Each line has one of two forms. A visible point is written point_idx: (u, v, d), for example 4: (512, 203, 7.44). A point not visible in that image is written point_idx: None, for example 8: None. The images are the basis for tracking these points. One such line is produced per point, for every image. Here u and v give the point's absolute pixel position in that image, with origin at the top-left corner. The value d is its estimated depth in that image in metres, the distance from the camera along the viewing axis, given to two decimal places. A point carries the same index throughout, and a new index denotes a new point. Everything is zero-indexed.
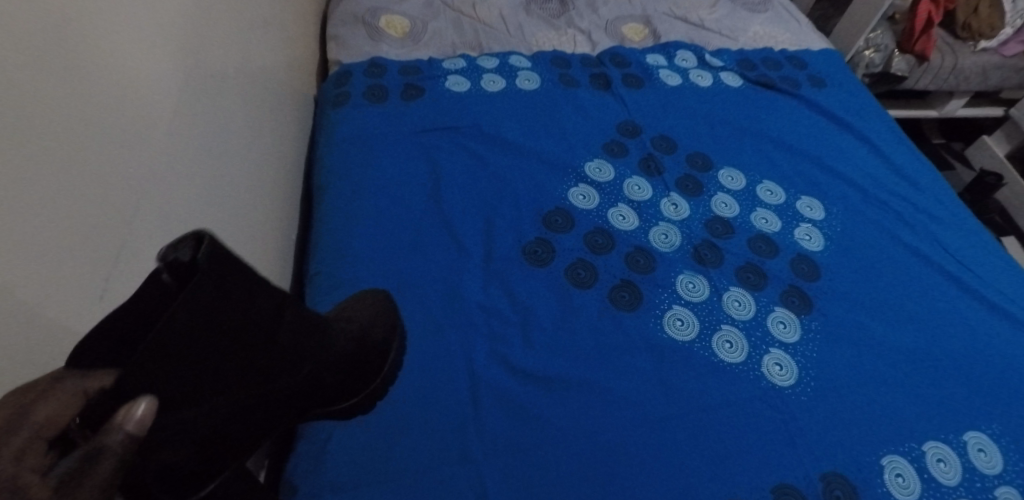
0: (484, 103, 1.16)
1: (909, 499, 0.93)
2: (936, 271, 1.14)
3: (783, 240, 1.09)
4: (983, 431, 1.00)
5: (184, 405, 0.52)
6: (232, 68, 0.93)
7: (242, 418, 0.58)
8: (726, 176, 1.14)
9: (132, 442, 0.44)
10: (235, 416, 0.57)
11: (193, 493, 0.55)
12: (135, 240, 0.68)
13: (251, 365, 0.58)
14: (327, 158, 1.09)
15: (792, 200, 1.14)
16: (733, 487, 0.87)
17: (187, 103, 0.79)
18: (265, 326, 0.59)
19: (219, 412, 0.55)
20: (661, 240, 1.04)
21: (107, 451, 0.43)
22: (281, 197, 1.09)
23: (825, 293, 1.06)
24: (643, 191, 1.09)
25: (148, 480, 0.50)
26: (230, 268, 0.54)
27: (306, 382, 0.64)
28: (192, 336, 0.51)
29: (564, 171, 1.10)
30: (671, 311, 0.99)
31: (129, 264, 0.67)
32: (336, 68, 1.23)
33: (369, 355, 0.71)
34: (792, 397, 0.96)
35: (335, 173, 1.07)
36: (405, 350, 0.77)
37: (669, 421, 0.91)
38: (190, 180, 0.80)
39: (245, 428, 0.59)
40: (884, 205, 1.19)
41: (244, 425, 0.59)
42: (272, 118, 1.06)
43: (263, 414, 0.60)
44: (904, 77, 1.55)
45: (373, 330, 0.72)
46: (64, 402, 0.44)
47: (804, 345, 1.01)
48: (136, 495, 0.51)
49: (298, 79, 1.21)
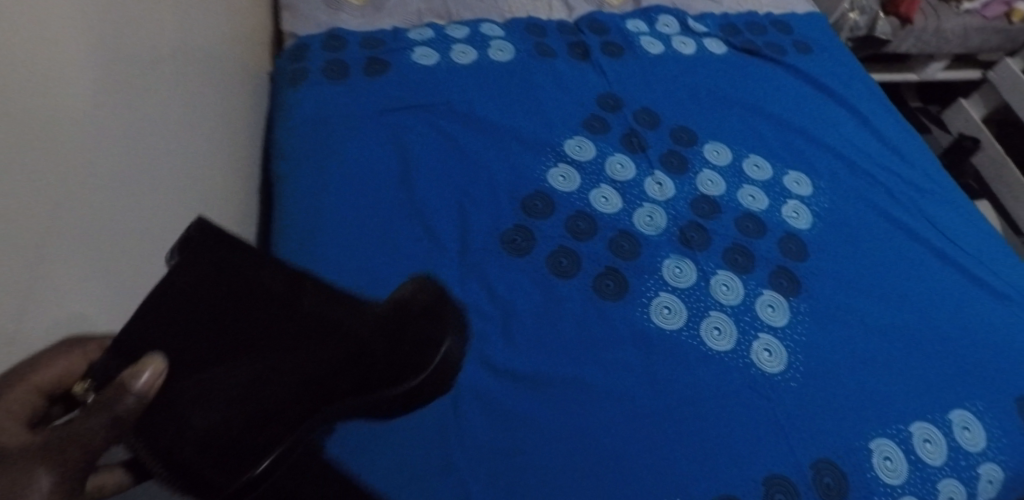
0: (455, 77, 1.07)
1: (897, 482, 0.92)
2: (922, 245, 1.12)
3: (770, 219, 1.05)
4: (968, 408, 0.99)
5: (207, 365, 0.56)
6: (185, 46, 0.84)
7: (279, 380, 0.57)
8: (711, 150, 1.10)
9: (137, 402, 0.50)
10: (268, 377, 0.57)
11: (243, 464, 0.55)
12: (73, 256, 0.57)
13: (276, 327, 0.59)
14: (285, 140, 1.00)
15: (779, 176, 1.10)
16: (724, 481, 0.85)
17: (130, 90, 0.69)
18: (287, 292, 0.61)
19: (244, 372, 0.57)
20: (646, 223, 1.00)
21: (104, 409, 0.49)
22: (236, 183, 1.00)
23: (813, 273, 1.03)
24: (626, 170, 1.04)
25: (181, 439, 0.53)
26: (224, 242, 0.60)
27: (351, 347, 0.60)
28: (191, 301, 0.57)
29: (542, 151, 1.03)
30: (657, 298, 0.94)
31: (78, 284, 0.57)
32: (290, 41, 1.13)
33: (408, 319, 0.62)
34: (781, 384, 0.93)
35: (294, 157, 0.98)
36: (458, 336, 0.63)
37: (657, 415, 0.87)
38: (139, 177, 0.69)
39: (290, 392, 0.57)
40: (873, 178, 1.17)
41: (288, 389, 0.57)
42: (221, 97, 0.96)
43: (310, 379, 0.58)
44: (888, 40, 1.51)
45: (413, 297, 0.63)
46: (73, 359, 0.53)
47: (792, 329, 0.98)
48: (175, 457, 0.53)
49: (248, 52, 1.10)
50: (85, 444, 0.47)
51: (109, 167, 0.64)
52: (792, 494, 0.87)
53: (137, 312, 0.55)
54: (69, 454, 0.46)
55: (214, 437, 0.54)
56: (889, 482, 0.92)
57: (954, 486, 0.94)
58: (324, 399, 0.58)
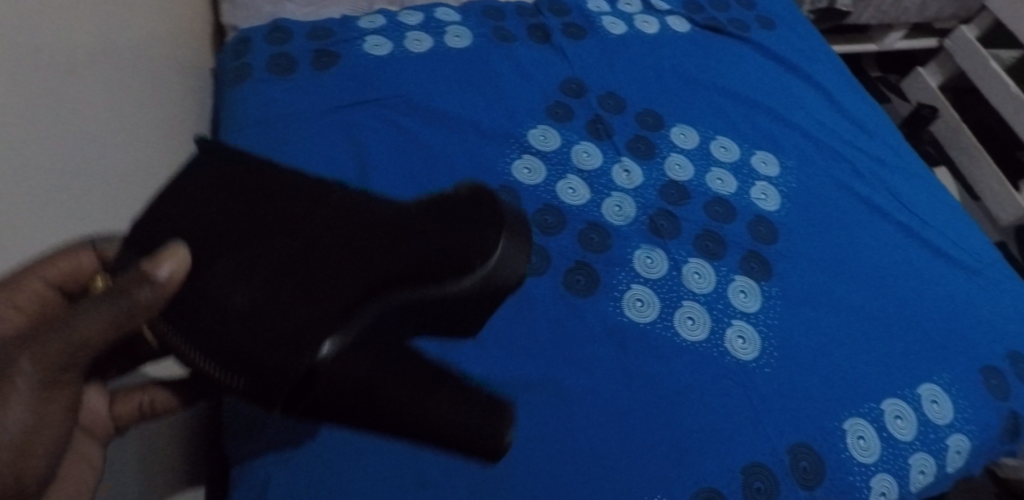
0: (410, 67, 1.02)
1: (869, 460, 0.93)
2: (887, 221, 1.12)
3: (739, 202, 1.04)
4: (936, 382, 1.00)
5: (218, 256, 0.56)
6: (113, 53, 0.78)
7: (305, 260, 0.55)
8: (678, 133, 1.08)
9: (157, 287, 0.52)
10: (295, 258, 0.55)
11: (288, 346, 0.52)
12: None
13: (296, 214, 0.58)
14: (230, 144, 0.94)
15: (746, 157, 1.09)
16: (703, 473, 0.84)
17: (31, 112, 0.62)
18: (304, 186, 0.60)
19: (268, 257, 0.56)
20: (615, 213, 0.98)
21: (125, 294, 0.51)
22: None
23: (783, 255, 1.02)
24: (593, 158, 1.02)
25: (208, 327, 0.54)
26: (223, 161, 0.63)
27: (380, 225, 0.57)
28: (196, 206, 0.59)
29: (505, 142, 1.00)
30: (629, 291, 0.93)
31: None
32: (233, 35, 1.07)
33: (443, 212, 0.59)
34: (756, 371, 0.92)
35: None
36: (501, 222, 0.60)
37: (634, 410, 0.86)
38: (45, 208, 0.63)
39: (322, 269, 0.55)
40: (839, 154, 1.16)
41: (320, 267, 0.55)
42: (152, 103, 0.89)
43: (344, 257, 0.56)
44: (848, 12, 1.52)
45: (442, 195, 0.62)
46: (77, 259, 0.61)
47: (764, 313, 0.97)
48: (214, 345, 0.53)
49: (187, 47, 1.04)
50: (76, 337, 0.51)
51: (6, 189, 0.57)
52: (770, 481, 0.87)
53: (141, 225, 0.59)
54: (87, 336, 0.50)
55: (262, 313, 0.53)
56: (862, 460, 0.92)
57: (924, 459, 0.96)
58: (368, 277, 0.54)
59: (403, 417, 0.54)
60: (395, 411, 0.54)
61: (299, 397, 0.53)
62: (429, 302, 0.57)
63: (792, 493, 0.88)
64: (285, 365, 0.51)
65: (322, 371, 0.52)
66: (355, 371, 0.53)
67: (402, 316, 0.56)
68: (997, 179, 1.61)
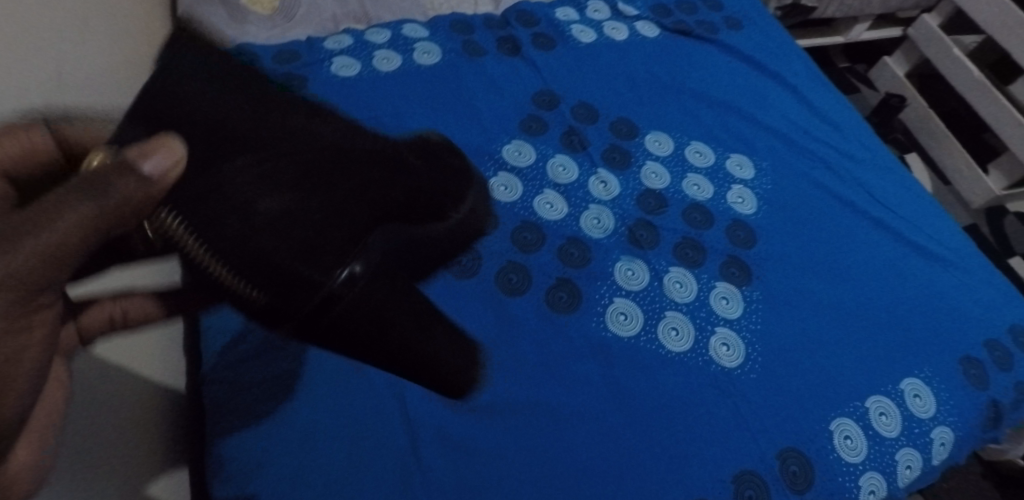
0: (380, 88, 1.02)
1: (857, 460, 0.92)
2: (861, 217, 1.11)
3: (716, 207, 1.05)
4: (917, 376, 0.99)
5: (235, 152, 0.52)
6: (87, 99, 0.77)
7: (323, 176, 0.54)
8: (653, 141, 1.09)
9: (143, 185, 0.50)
10: (312, 171, 0.54)
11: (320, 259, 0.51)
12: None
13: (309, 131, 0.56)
14: None
15: (721, 161, 1.10)
16: (694, 484, 0.84)
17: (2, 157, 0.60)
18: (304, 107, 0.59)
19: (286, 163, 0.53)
20: (593, 225, 0.98)
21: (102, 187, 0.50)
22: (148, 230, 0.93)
23: (763, 259, 1.02)
24: (569, 171, 1.02)
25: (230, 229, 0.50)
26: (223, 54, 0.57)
27: (377, 160, 0.59)
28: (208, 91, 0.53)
29: (480, 159, 0.99)
30: (612, 304, 0.92)
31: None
32: None
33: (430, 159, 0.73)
34: (741, 377, 0.92)
35: None
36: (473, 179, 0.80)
37: (623, 426, 0.85)
38: None
39: (344, 191, 0.54)
40: (811, 153, 1.16)
41: (337, 188, 0.54)
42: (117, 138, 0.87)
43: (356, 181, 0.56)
44: (814, 7, 1.53)
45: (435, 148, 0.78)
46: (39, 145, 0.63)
47: (747, 318, 0.97)
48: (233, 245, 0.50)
49: None
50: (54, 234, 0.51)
51: None
52: (761, 489, 0.87)
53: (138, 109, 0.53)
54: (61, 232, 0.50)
55: (294, 220, 0.51)
56: (850, 460, 0.92)
57: (911, 454, 0.95)
58: (382, 213, 0.57)
59: (404, 354, 0.55)
60: (400, 347, 0.54)
61: (317, 320, 0.52)
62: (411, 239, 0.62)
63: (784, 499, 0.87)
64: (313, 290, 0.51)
65: (345, 295, 0.52)
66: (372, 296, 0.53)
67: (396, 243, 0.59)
68: (966, 162, 1.64)
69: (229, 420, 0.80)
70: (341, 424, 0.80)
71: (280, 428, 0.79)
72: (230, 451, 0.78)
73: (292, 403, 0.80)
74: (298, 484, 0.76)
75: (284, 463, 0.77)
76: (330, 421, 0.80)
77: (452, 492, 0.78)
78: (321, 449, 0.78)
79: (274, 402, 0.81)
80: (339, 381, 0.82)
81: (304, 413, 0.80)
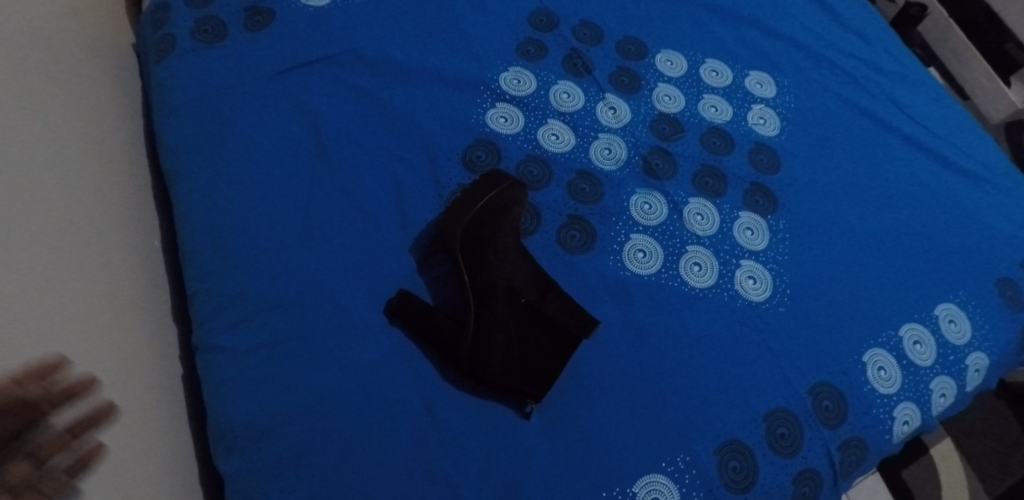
0: (358, 16, 0.93)
1: (891, 391, 0.87)
2: (889, 133, 1.03)
3: (735, 130, 0.97)
4: (953, 301, 0.93)
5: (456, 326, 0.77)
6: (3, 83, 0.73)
7: (493, 316, 0.78)
8: (664, 60, 1.00)
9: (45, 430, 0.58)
10: (489, 316, 0.78)
11: (492, 315, 0.78)
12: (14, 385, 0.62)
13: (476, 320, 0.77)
14: (165, 135, 0.86)
15: (739, 79, 1.01)
16: (724, 426, 0.79)
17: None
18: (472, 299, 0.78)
19: (483, 344, 0.76)
20: (604, 156, 0.90)
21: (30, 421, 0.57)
22: (113, 192, 0.86)
23: (788, 184, 0.95)
24: (575, 98, 0.93)
25: (486, 355, 0.75)
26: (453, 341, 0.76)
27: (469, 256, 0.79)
28: (479, 357, 0.75)
29: (475, 91, 0.91)
30: (629, 242, 0.86)
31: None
32: (150, 2, 0.97)
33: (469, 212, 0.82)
34: (770, 311, 0.86)
35: (183, 153, 0.84)
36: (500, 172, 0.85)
37: (646, 371, 0.80)
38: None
39: (488, 304, 0.78)
40: (834, 65, 1.07)
41: (489, 311, 0.78)
42: (56, 103, 0.81)
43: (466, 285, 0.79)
44: None
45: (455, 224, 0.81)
46: None
47: (774, 249, 0.90)
48: (489, 361, 0.75)
49: (95, 29, 0.95)
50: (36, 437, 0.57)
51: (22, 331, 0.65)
52: (794, 427, 0.82)
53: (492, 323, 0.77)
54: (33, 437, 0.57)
55: (477, 302, 0.78)
56: (884, 392, 0.87)
57: (945, 383, 0.90)
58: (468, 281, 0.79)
59: (491, 251, 0.80)
60: (490, 242, 0.80)
61: (492, 337, 0.77)
62: (470, 238, 0.80)
63: (818, 436, 0.82)
64: (491, 340, 0.76)
65: (488, 327, 0.77)
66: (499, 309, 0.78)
67: (468, 255, 0.80)
68: (986, 75, 1.50)
69: (226, 390, 0.74)
70: (346, 386, 0.73)
71: (280, 393, 0.73)
72: (229, 422, 0.73)
73: (291, 368, 0.73)
74: (305, 452, 0.71)
75: (290, 430, 0.71)
76: (333, 382, 0.73)
77: (469, 453, 0.73)
78: (328, 410, 0.72)
79: (272, 369, 0.74)
80: (337, 339, 0.75)
81: (303, 378, 0.73)
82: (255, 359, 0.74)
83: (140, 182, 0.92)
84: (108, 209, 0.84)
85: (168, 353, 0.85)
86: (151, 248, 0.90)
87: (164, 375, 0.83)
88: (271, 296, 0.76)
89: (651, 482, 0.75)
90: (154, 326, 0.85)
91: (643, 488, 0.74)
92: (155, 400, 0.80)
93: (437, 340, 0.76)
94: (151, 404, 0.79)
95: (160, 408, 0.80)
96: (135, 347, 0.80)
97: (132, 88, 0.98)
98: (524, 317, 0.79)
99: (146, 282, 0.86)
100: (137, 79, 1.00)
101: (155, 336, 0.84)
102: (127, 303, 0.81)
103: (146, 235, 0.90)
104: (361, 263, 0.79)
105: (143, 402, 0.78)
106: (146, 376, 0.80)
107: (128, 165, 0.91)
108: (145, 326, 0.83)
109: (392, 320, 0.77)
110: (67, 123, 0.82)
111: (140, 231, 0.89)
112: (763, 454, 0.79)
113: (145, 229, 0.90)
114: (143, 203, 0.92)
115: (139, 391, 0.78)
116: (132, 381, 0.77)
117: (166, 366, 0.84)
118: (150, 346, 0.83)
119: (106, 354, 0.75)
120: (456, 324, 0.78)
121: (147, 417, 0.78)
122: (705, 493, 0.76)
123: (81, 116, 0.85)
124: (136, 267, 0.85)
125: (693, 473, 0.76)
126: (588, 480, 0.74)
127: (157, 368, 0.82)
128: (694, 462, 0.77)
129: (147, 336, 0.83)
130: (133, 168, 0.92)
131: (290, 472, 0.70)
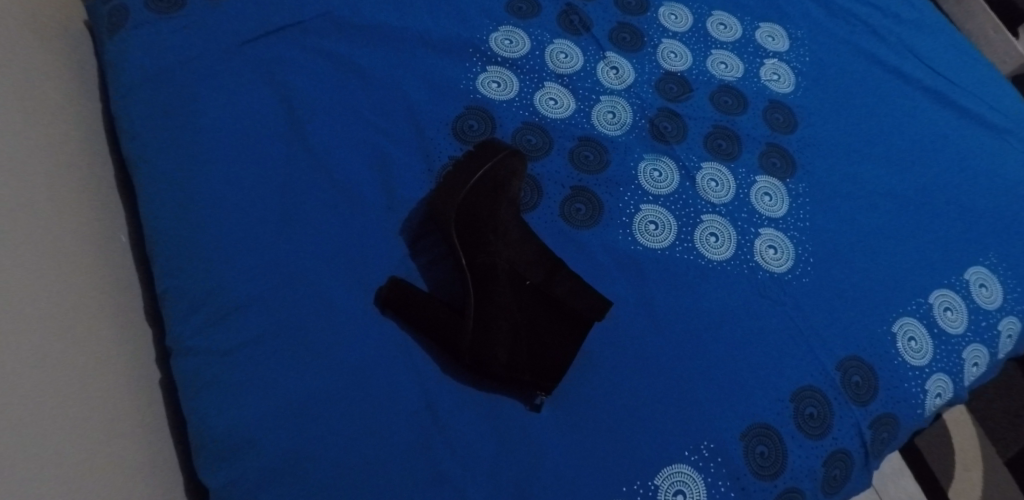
0: None
1: (922, 362, 0.81)
2: (908, 85, 0.96)
3: (747, 87, 0.90)
4: (983, 264, 0.87)
5: (454, 313, 0.70)
6: None
7: (494, 300, 0.71)
8: (668, 14, 0.92)
9: None
10: (491, 301, 0.70)
11: (493, 300, 0.71)
12: (53, 439, 0.62)
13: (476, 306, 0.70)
14: (122, 115, 0.78)
15: (749, 33, 0.94)
16: (749, 410, 0.73)
17: None
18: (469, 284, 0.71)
19: (483, 333, 0.69)
20: (607, 121, 0.83)
21: None
22: (71, 183, 0.78)
23: (806, 144, 0.88)
24: (573, 58, 0.86)
25: (489, 344, 0.69)
26: (451, 331, 0.69)
27: (465, 236, 0.72)
28: (481, 348, 0.68)
29: (464, 55, 0.83)
30: (640, 213, 0.79)
31: (28, 403, 0.61)
32: None
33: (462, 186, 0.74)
34: (793, 282, 0.80)
35: (144, 135, 0.76)
36: (494, 141, 0.77)
37: (663, 355, 0.73)
38: None
39: (488, 288, 0.71)
40: (847, 13, 0.99)
41: (489, 295, 0.71)
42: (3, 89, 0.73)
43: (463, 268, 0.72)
44: None
45: (447, 202, 0.73)
46: None
47: (795, 216, 0.83)
48: (492, 351, 0.69)
49: (39, 6, 0.86)
50: None
51: (52, 380, 0.64)
52: (824, 406, 0.75)
53: (494, 310, 0.70)
54: None
55: (475, 285, 0.71)
56: (916, 364, 0.80)
57: (978, 351, 0.84)
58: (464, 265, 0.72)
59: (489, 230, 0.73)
60: (486, 221, 0.73)
61: (493, 323, 0.70)
62: (465, 216, 0.73)
63: (850, 414, 0.76)
64: (493, 326, 0.70)
65: (488, 314, 0.70)
66: (501, 293, 0.71)
67: (464, 235, 0.72)
68: (992, 24, 1.37)
69: (203, 396, 0.67)
70: (335, 385, 0.66)
71: (264, 394, 0.66)
72: (210, 431, 0.66)
73: (275, 368, 0.66)
74: (298, 460, 0.64)
75: (278, 436, 0.65)
76: (321, 381, 0.66)
77: (472, 452, 0.66)
78: (317, 413, 0.65)
79: (253, 370, 0.66)
80: (325, 335, 0.68)
81: (289, 379, 0.66)
82: (235, 360, 0.67)
83: (99, 170, 0.84)
84: (68, 201, 0.76)
85: (140, 359, 0.78)
86: (116, 241, 0.82)
87: (137, 383, 0.76)
88: (250, 289, 0.69)
89: (675, 473, 0.69)
90: (124, 329, 0.77)
91: (666, 480, 0.68)
92: (129, 408, 0.73)
93: (434, 331, 0.69)
94: (126, 417, 0.72)
95: (135, 416, 0.73)
96: (103, 351, 0.72)
97: (86, 69, 0.90)
98: (530, 302, 0.72)
99: (111, 278, 0.79)
100: (91, 59, 0.92)
101: (126, 340, 0.77)
102: (92, 303, 0.74)
103: (110, 228, 0.82)
104: (347, 251, 0.72)
105: (115, 412, 0.71)
106: (117, 384, 0.73)
107: (85, 154, 0.83)
108: (112, 327, 0.75)
109: (384, 311, 0.70)
110: (16, 112, 0.74)
111: (102, 224, 0.81)
112: (792, 438, 0.73)
113: (109, 222, 0.82)
114: (105, 193, 0.84)
115: (110, 400, 0.71)
116: (101, 390, 0.70)
117: (140, 369, 0.77)
118: (120, 349, 0.75)
119: (75, 360, 0.68)
120: (455, 312, 0.71)
121: (122, 427, 0.71)
122: (731, 482, 0.70)
123: (31, 101, 0.77)
124: (99, 263, 0.78)
125: (719, 462, 0.70)
126: (606, 474, 0.67)
127: (129, 376, 0.75)
128: (719, 450, 0.71)
129: (114, 339, 0.75)
130: (92, 156, 0.84)
131: (282, 482, 0.64)
